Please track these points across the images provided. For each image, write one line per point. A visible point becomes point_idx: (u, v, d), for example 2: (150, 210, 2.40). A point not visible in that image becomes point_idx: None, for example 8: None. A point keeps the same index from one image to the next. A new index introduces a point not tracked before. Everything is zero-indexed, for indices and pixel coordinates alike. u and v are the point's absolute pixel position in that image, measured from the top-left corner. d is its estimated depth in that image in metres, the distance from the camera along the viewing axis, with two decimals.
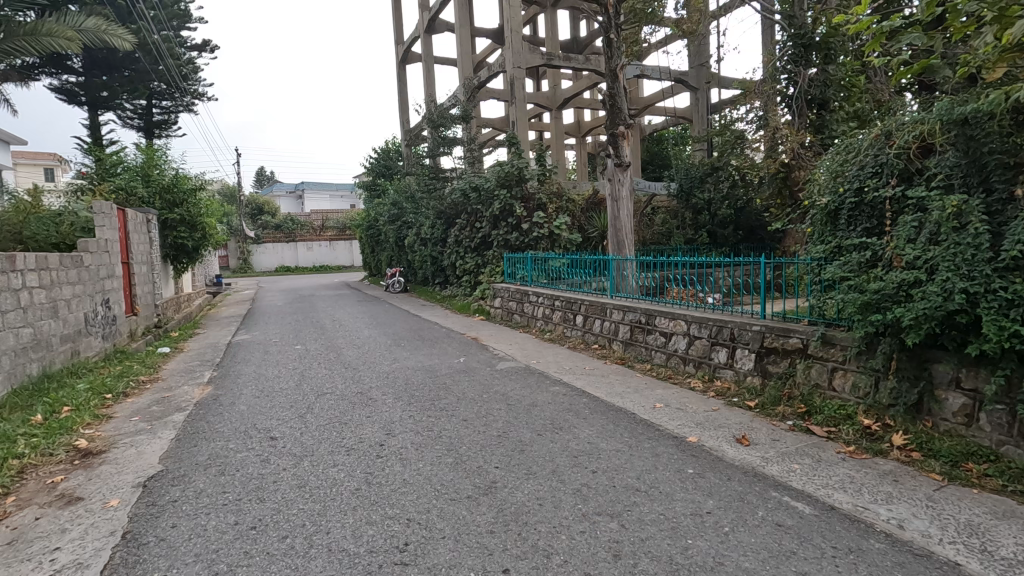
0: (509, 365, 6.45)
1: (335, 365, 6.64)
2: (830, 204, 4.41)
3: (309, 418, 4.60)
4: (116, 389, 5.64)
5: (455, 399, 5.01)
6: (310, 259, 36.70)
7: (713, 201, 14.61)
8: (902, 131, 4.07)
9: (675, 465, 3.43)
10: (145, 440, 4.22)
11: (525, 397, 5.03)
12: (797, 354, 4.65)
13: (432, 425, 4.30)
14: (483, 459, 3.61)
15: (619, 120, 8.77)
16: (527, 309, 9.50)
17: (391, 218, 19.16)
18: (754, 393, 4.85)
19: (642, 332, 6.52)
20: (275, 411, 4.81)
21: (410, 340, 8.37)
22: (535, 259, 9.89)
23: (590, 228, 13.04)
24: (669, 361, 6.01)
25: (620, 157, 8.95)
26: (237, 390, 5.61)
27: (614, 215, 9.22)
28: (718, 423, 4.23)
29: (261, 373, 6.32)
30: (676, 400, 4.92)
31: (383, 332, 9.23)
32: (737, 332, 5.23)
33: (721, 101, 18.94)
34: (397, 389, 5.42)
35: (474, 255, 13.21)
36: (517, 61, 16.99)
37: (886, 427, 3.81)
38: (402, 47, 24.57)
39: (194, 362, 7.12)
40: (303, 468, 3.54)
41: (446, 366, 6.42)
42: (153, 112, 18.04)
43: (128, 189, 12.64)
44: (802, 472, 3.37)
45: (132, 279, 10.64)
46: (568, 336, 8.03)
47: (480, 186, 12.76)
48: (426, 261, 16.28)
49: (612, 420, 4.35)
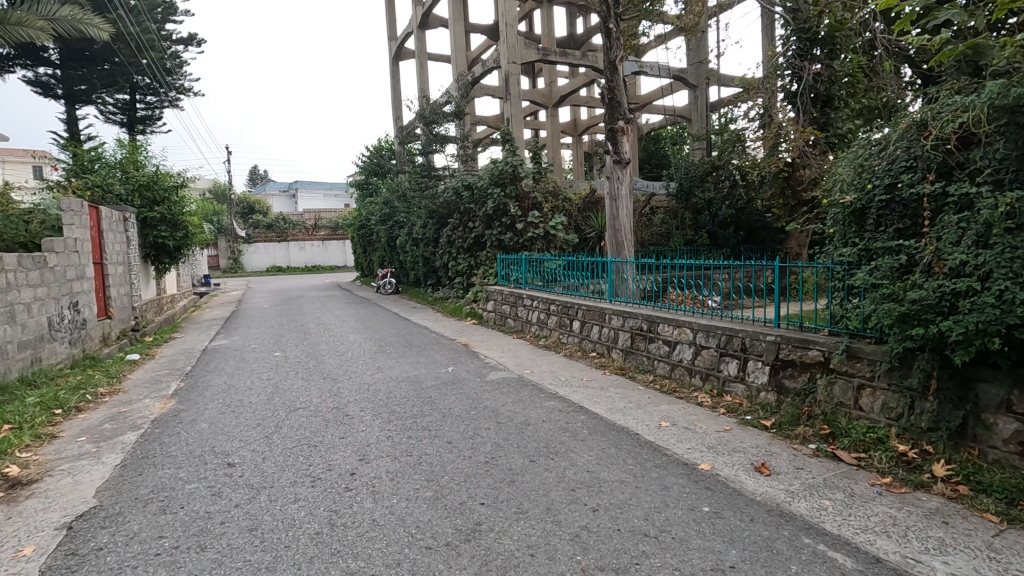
0: (500, 375, 5.98)
1: (313, 375, 6.16)
2: (856, 202, 3.96)
3: (276, 439, 4.11)
4: (68, 403, 5.12)
5: (440, 416, 4.55)
6: (302, 259, 36.08)
7: (714, 202, 14.19)
8: (939, 120, 3.64)
9: (688, 502, 2.97)
10: (86, 466, 3.72)
11: (516, 414, 4.58)
12: (817, 367, 4.20)
13: (413, 448, 3.83)
14: (467, 492, 3.14)
15: (618, 115, 8.33)
16: (521, 313, 9.03)
17: (382, 217, 18.67)
18: (768, 410, 4.40)
19: (643, 340, 6.07)
20: (239, 431, 4.32)
21: (397, 346, 7.90)
22: (530, 261, 9.42)
23: (587, 227, 12.60)
24: (672, 372, 5.56)
25: (620, 154, 8.46)
26: (202, 404, 5.11)
27: (613, 215, 8.76)
28: (733, 446, 3.78)
29: (232, 385, 5.82)
30: (683, 418, 4.45)
31: (369, 338, 8.73)
32: (749, 342, 4.79)
33: (721, 99, 18.56)
34: (377, 403, 4.95)
35: (467, 256, 12.73)
36: (513, 57, 16.52)
37: (924, 454, 3.36)
38: (395, 43, 24.04)
39: (161, 372, 6.61)
40: (259, 505, 3.06)
41: (433, 377, 5.95)
42: (136, 107, 17.55)
43: (104, 186, 12.08)
44: (835, 510, 2.91)
45: (106, 280, 10.10)
46: (564, 343, 7.57)
47: (473, 184, 12.29)
48: (417, 262, 15.82)
49: (613, 443, 3.88)
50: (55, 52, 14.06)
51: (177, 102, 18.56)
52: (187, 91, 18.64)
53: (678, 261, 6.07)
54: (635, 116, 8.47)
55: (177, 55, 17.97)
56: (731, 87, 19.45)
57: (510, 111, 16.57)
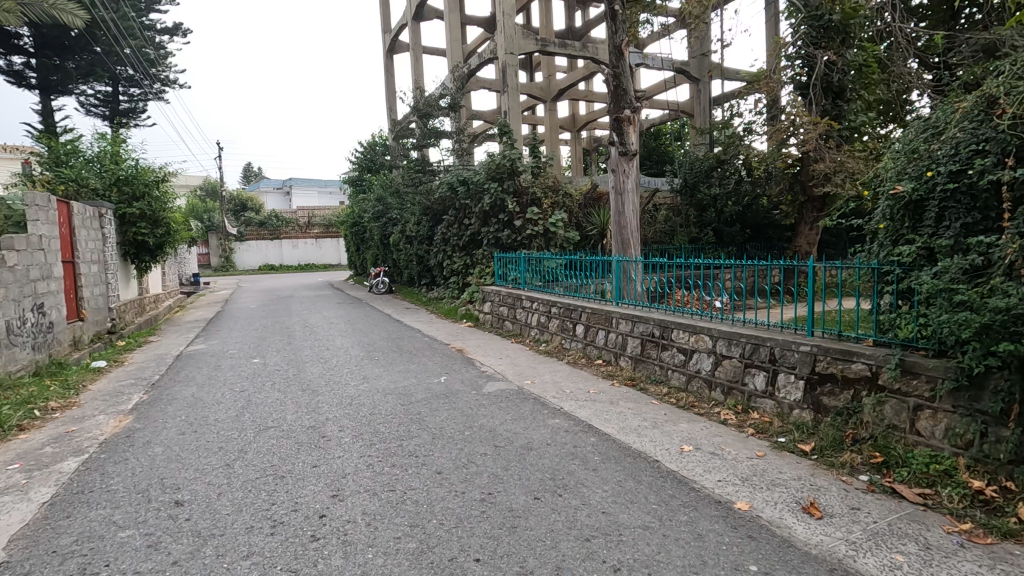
0: (498, 387, 5.40)
1: (291, 386, 5.58)
2: (912, 193, 3.41)
3: (238, 468, 3.54)
4: (8, 421, 4.51)
5: (430, 438, 3.98)
6: (295, 257, 35.42)
7: (719, 198, 13.56)
8: (1014, 95, 3.11)
9: (730, 559, 2.42)
10: (5, 505, 3.13)
11: (517, 435, 4.02)
12: (862, 383, 3.66)
13: (397, 481, 3.27)
14: (459, 544, 2.58)
15: (624, 103, 7.76)
16: (520, 316, 8.46)
17: (375, 214, 18.07)
18: (805, 432, 3.86)
19: (655, 348, 5.52)
20: (197, 457, 3.74)
21: (386, 352, 7.32)
22: (529, 260, 8.84)
23: (588, 224, 12.03)
24: (688, 384, 5.02)
25: (625, 145, 7.90)
26: (161, 423, 4.51)
27: (617, 211, 8.19)
28: (772, 479, 3.23)
29: (200, 398, 5.24)
30: (708, 441, 3.89)
31: (357, 342, 8.15)
32: (779, 353, 4.24)
33: (725, 92, 18.03)
34: (360, 422, 4.38)
35: (462, 254, 12.14)
36: (510, 48, 15.91)
37: (1005, 492, 2.82)
38: (389, 35, 23.40)
39: (126, 383, 6.00)
40: (204, 561, 2.49)
41: (424, 389, 5.38)
42: (119, 99, 17.10)
43: (79, 180, 11.38)
44: (913, 569, 2.36)
45: (77, 280, 9.50)
46: (566, 349, 7.02)
47: (469, 179, 11.71)
48: (412, 260, 15.26)
49: (630, 474, 3.33)
50: (28, 39, 13.44)
51: (162, 94, 17.99)
52: (172, 83, 18.09)
53: (692, 261, 5.55)
54: (642, 104, 7.90)
55: (162, 46, 17.43)
56: (734, 80, 18.92)
57: (508, 104, 15.98)
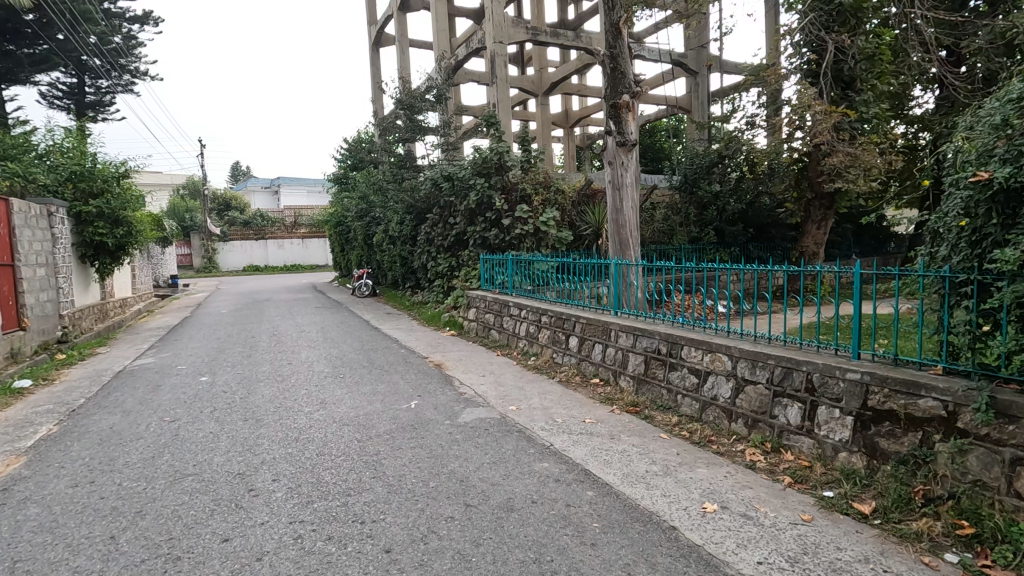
0: (477, 416, 4.54)
1: (233, 414, 4.71)
2: (1005, 180, 2.64)
3: (123, 544, 2.68)
4: None
5: (383, 493, 3.14)
6: (281, 257, 34.45)
7: (721, 195, 12.78)
8: None
9: None
10: None
11: (497, 489, 3.18)
12: (934, 425, 2.87)
13: (330, 568, 2.42)
14: None
15: (623, 88, 6.97)
16: (507, 324, 7.63)
17: (359, 213, 17.22)
18: (857, 484, 3.07)
19: (661, 367, 4.72)
20: (79, 524, 2.87)
21: (355, 367, 6.47)
22: (517, 262, 8.00)
23: (582, 223, 11.20)
24: (702, 413, 4.24)
25: (624, 135, 7.08)
26: (55, 468, 3.63)
27: (615, 208, 7.35)
28: (832, 561, 2.42)
29: (119, 431, 4.35)
30: (736, 496, 3.07)
31: (324, 355, 7.30)
32: (818, 381, 3.45)
33: (723, 87, 17.30)
34: (302, 468, 3.53)
35: (447, 255, 11.27)
36: (499, 37, 15.05)
37: None
38: (375, 27, 22.49)
39: (40, 409, 5.10)
40: None
41: (388, 417, 4.53)
42: (84, 90, 16.26)
43: (27, 176, 10.32)
44: None
45: (17, 285, 8.55)
46: (558, 364, 6.20)
47: (454, 174, 10.87)
48: (395, 262, 14.41)
49: (641, 553, 2.51)
50: None
51: (131, 86, 17.05)
52: (142, 75, 17.18)
53: None
54: (643, 90, 7.10)
55: (130, 35, 16.49)
56: (733, 74, 18.17)
57: (497, 96, 15.14)
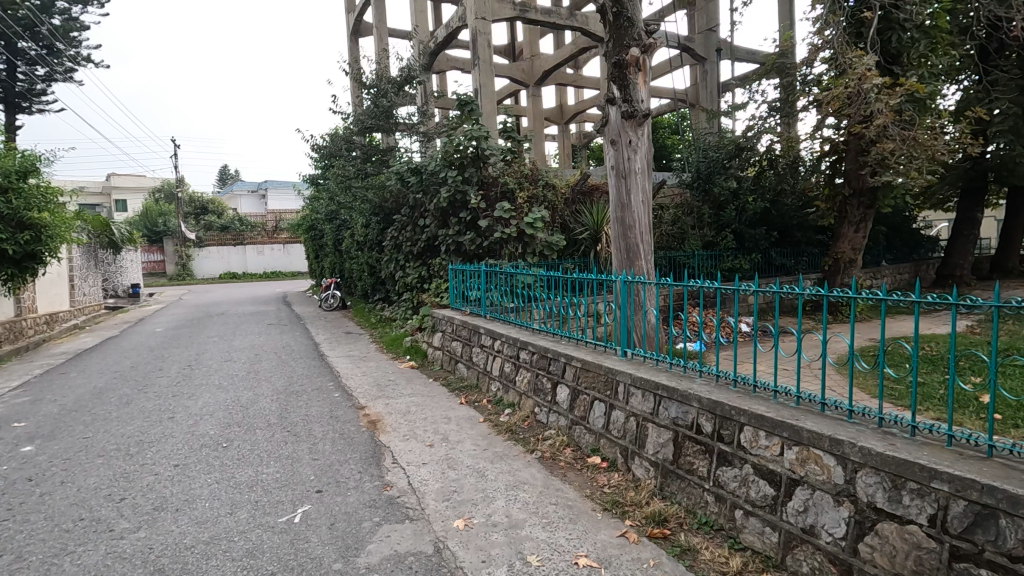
0: (393, 550, 2.65)
1: None
2: None
3: None
4: None
5: None
6: (260, 264, 32.69)
7: (740, 192, 10.89)
8: None
9: None
10: None
11: None
12: None
13: None
14: None
15: (629, 40, 5.16)
16: (477, 358, 5.76)
17: (328, 215, 15.34)
18: None
19: (704, 457, 2.86)
20: None
21: (255, 428, 4.55)
22: (492, 273, 6.13)
23: (576, 225, 9.30)
24: (786, 553, 2.41)
25: (633, 103, 5.21)
26: None
27: (619, 202, 5.45)
28: None
29: None
30: None
31: (226, 401, 5.40)
32: None
33: (734, 75, 15.53)
34: None
35: (417, 264, 9.41)
36: (483, 13, 13.20)
37: None
38: (353, 16, 20.67)
39: None
40: None
41: (238, 555, 2.63)
42: (16, 77, 14.60)
43: None
44: None
45: None
46: (541, 426, 4.31)
47: (422, 167, 8.96)
48: (363, 271, 12.56)
49: None
50: None
51: (70, 72, 15.21)
52: (86, 61, 15.38)
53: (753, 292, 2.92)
54: (658, 43, 5.27)
55: (70, 17, 14.68)
56: (744, 59, 16.36)
57: (480, 81, 13.27)
